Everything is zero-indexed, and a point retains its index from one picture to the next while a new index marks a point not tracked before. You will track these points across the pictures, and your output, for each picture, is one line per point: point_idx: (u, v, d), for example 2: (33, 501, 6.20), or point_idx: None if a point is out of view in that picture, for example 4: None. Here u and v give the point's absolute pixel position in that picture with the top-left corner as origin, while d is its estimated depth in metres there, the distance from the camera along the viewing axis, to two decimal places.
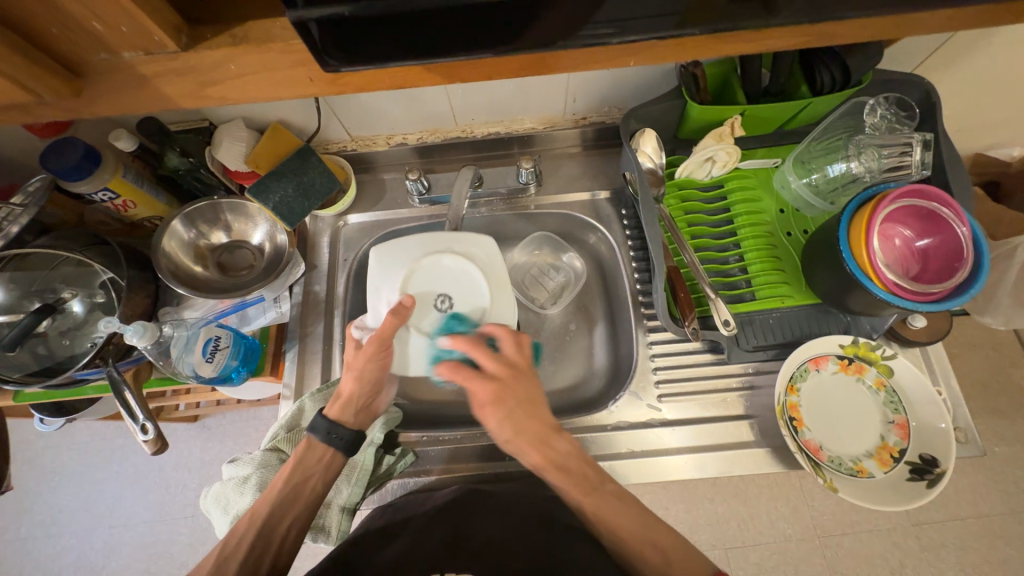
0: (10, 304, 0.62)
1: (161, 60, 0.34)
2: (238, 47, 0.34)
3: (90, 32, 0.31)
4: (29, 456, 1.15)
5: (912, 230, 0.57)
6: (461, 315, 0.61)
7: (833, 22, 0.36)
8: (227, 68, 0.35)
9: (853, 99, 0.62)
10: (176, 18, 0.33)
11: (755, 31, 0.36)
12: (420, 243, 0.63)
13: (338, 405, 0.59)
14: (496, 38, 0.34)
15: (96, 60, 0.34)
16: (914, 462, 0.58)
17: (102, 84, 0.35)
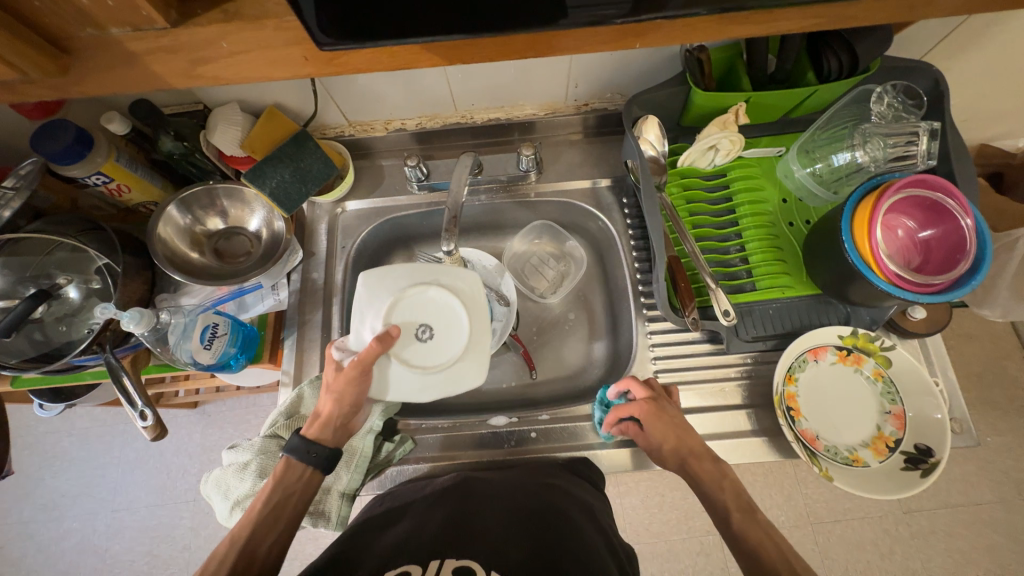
0: (4, 289, 0.61)
1: (149, 37, 0.33)
2: (231, 24, 0.33)
3: (75, 5, 0.30)
4: (29, 441, 1.16)
5: (915, 221, 0.57)
6: (443, 348, 0.56)
7: (847, 3, 0.35)
8: (219, 45, 0.34)
9: (858, 88, 0.62)
10: None
11: (764, 12, 0.35)
12: (409, 270, 0.57)
13: (316, 424, 0.56)
14: (497, 18, 0.33)
15: (83, 36, 0.33)
16: (909, 452, 0.58)
17: (90, 62, 0.34)
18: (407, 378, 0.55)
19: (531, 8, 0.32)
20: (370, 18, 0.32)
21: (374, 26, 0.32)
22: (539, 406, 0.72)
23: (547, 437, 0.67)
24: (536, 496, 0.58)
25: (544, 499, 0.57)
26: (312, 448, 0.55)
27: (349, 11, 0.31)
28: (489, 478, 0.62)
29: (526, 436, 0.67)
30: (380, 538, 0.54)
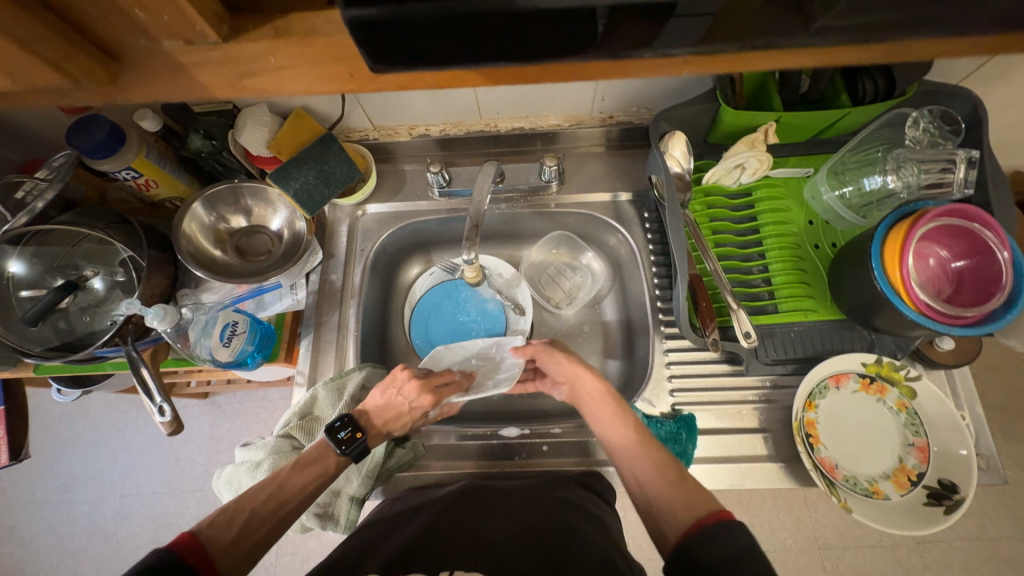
0: (33, 279, 0.62)
1: (200, 50, 0.34)
2: (280, 41, 0.33)
3: (130, 18, 0.31)
4: (46, 423, 1.18)
5: (949, 251, 0.55)
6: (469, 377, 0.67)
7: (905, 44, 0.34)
8: (266, 60, 0.34)
9: (894, 111, 0.60)
10: (217, 7, 0.32)
11: (814, 48, 0.35)
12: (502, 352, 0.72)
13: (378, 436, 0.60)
14: (545, 46, 0.32)
15: (134, 47, 0.33)
16: (932, 487, 0.57)
17: (138, 71, 0.35)
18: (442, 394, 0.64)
19: (580, 39, 0.32)
20: (416, 41, 0.31)
21: (419, 49, 0.32)
22: (550, 419, 0.72)
23: (558, 451, 0.66)
24: (546, 509, 0.57)
25: (554, 514, 0.56)
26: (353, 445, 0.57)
27: (398, 37, 0.31)
28: (494, 486, 0.62)
29: (537, 449, 0.66)
30: (389, 542, 0.54)
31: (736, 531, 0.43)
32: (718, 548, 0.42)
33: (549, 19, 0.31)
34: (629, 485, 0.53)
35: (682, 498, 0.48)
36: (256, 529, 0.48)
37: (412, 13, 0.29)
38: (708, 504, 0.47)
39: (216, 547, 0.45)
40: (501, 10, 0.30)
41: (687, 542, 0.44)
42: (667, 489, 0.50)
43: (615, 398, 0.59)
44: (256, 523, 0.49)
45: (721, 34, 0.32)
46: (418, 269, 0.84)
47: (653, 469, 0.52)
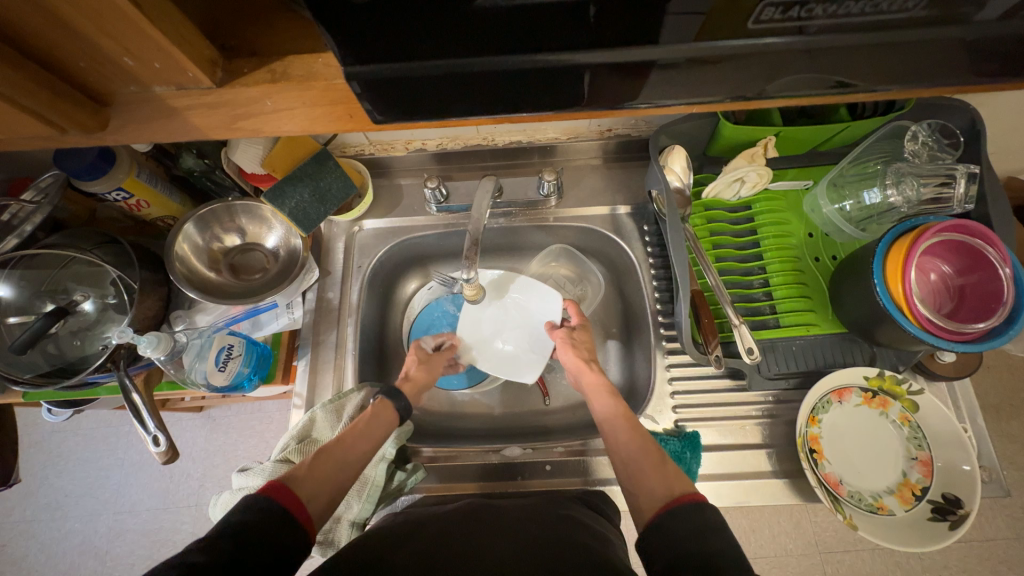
0: (22, 304, 0.61)
1: (193, 94, 0.32)
2: (278, 84, 0.32)
3: (120, 66, 0.30)
4: (35, 440, 1.15)
5: (951, 266, 0.55)
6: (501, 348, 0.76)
7: (919, 88, 0.33)
8: (263, 103, 0.33)
9: (893, 124, 0.60)
10: (211, 51, 0.31)
11: (830, 94, 0.34)
12: (536, 330, 0.76)
13: (410, 386, 0.66)
14: (556, 95, 0.32)
15: (124, 91, 0.32)
16: (936, 502, 0.56)
17: (130, 115, 0.34)
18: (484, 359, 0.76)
19: (590, 89, 0.31)
20: (424, 98, 0.31)
21: (424, 103, 0.31)
22: (552, 436, 0.71)
23: (561, 470, 0.65)
24: (551, 525, 0.55)
25: (563, 531, 0.54)
26: (397, 396, 0.62)
27: (404, 88, 0.30)
28: (499, 505, 0.60)
29: (540, 468, 0.66)
30: (393, 555, 0.51)
31: (706, 511, 0.45)
32: (685, 528, 0.45)
33: (561, 77, 0.30)
34: (614, 461, 0.56)
35: (662, 477, 0.50)
36: (333, 478, 0.52)
37: (420, 69, 0.29)
38: (684, 486, 0.50)
39: (303, 492, 0.48)
40: (515, 66, 0.29)
41: (659, 518, 0.47)
42: (646, 470, 0.52)
43: (615, 391, 0.62)
44: (332, 478, 0.52)
45: (733, 82, 0.32)
46: (416, 284, 0.84)
47: (643, 451, 0.54)
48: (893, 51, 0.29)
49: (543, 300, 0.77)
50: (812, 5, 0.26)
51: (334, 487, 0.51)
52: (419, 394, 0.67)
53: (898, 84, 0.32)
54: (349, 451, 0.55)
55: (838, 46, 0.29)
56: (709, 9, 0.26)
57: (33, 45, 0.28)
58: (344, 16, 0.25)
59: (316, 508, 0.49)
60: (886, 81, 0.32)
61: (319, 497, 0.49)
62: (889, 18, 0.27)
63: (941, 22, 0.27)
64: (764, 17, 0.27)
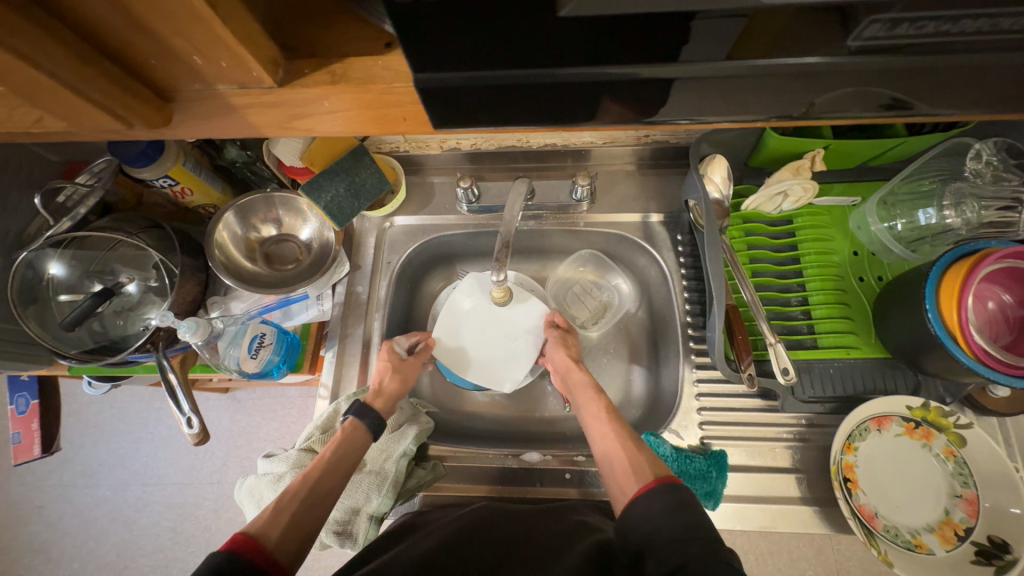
0: (72, 282, 0.64)
1: (253, 93, 0.33)
2: (336, 87, 0.32)
3: (188, 64, 0.30)
4: (74, 409, 1.21)
5: (1012, 295, 0.52)
6: (481, 357, 0.73)
7: (1004, 112, 0.31)
8: (320, 104, 0.33)
9: (953, 140, 0.57)
10: (275, 52, 0.32)
11: (896, 114, 0.32)
12: (516, 339, 0.73)
13: (380, 399, 0.64)
14: (608, 107, 0.31)
15: (188, 88, 0.33)
16: (981, 544, 0.53)
17: (189, 110, 0.35)
18: (463, 365, 0.73)
19: (642, 102, 0.30)
20: (477, 108, 0.31)
21: (477, 110, 0.31)
22: (571, 444, 0.71)
23: (578, 479, 0.64)
24: (565, 534, 0.54)
25: (574, 538, 0.53)
26: (365, 412, 0.61)
27: (457, 96, 0.30)
28: (515, 508, 0.60)
29: (559, 476, 0.65)
30: (409, 553, 0.52)
31: (678, 490, 0.48)
32: (663, 505, 0.47)
33: (615, 89, 0.29)
34: (596, 454, 0.58)
35: (633, 464, 0.53)
36: (301, 521, 0.50)
37: (476, 78, 0.28)
38: (657, 469, 0.53)
39: (269, 540, 0.47)
40: (570, 80, 0.28)
41: (633, 502, 0.49)
42: (621, 461, 0.54)
43: (599, 387, 0.64)
44: (301, 520, 0.50)
45: (796, 98, 0.30)
46: (442, 282, 0.84)
47: (619, 443, 0.56)
48: (969, 76, 0.27)
49: (522, 309, 0.75)
50: (895, 24, 0.24)
51: (309, 524, 0.50)
52: (392, 405, 0.65)
53: (970, 109, 0.30)
54: (318, 487, 0.53)
55: (915, 67, 0.27)
56: (750, 12, 0.25)
57: (105, 41, 0.29)
58: (407, 24, 0.25)
59: (286, 553, 0.47)
60: (956, 106, 0.30)
61: (287, 543, 0.48)
62: (976, 40, 0.25)
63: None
64: (866, 34, 0.25)
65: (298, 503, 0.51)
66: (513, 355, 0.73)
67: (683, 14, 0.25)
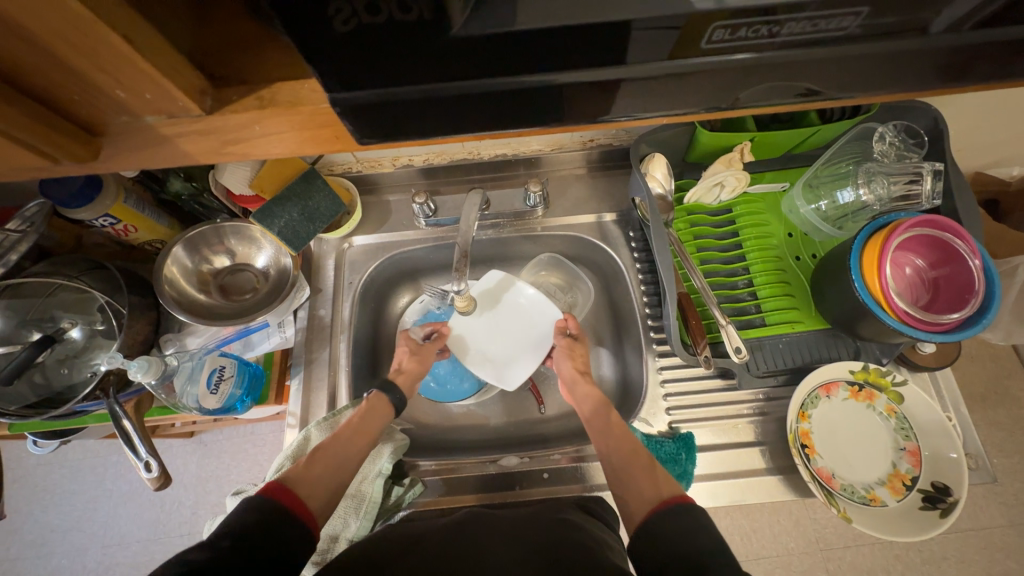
0: (7, 334, 0.60)
1: (183, 123, 0.33)
2: (266, 111, 0.33)
3: (111, 98, 0.31)
4: (19, 475, 1.12)
5: (924, 260, 0.57)
6: (489, 351, 0.74)
7: (880, 95, 0.35)
8: (252, 128, 0.34)
9: (860, 126, 0.63)
10: (201, 81, 0.32)
11: (798, 101, 0.35)
12: (526, 339, 0.74)
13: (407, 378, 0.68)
14: (538, 113, 0.33)
15: (116, 122, 0.33)
16: (926, 490, 0.58)
17: (120, 145, 0.35)
18: (476, 354, 0.74)
19: (567, 105, 0.33)
20: (412, 122, 0.32)
21: (414, 124, 0.32)
22: (549, 444, 0.72)
23: (559, 477, 0.65)
24: (547, 531, 0.55)
25: (558, 536, 0.53)
26: (389, 389, 0.64)
27: (386, 112, 0.31)
28: (498, 513, 0.60)
29: (537, 476, 0.65)
30: (396, 564, 0.51)
31: (694, 512, 0.47)
32: (676, 527, 0.46)
33: (542, 97, 0.32)
34: (603, 462, 0.58)
35: (650, 481, 0.52)
36: (331, 476, 0.53)
37: (403, 93, 0.30)
38: (672, 487, 0.52)
39: (302, 490, 0.49)
40: (496, 89, 0.30)
41: (649, 522, 0.48)
42: (636, 472, 0.54)
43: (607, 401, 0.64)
44: (331, 475, 0.53)
45: (706, 95, 0.33)
46: (408, 298, 0.84)
47: (633, 455, 0.56)
48: (849, 65, 0.31)
49: (537, 312, 0.75)
50: (798, 23, 0.28)
51: (334, 483, 0.53)
52: (412, 385, 0.69)
53: (862, 92, 0.34)
54: (343, 451, 0.55)
55: (810, 60, 0.31)
56: (679, 18, 0.27)
57: (25, 80, 0.29)
58: (327, 46, 0.26)
59: (316, 502, 0.50)
60: (849, 90, 0.33)
61: (319, 493, 0.50)
62: (845, 34, 0.29)
63: (911, 35, 0.29)
64: (716, 38, 0.28)
65: (329, 457, 0.54)
66: (522, 354, 0.74)
67: (609, 23, 0.27)
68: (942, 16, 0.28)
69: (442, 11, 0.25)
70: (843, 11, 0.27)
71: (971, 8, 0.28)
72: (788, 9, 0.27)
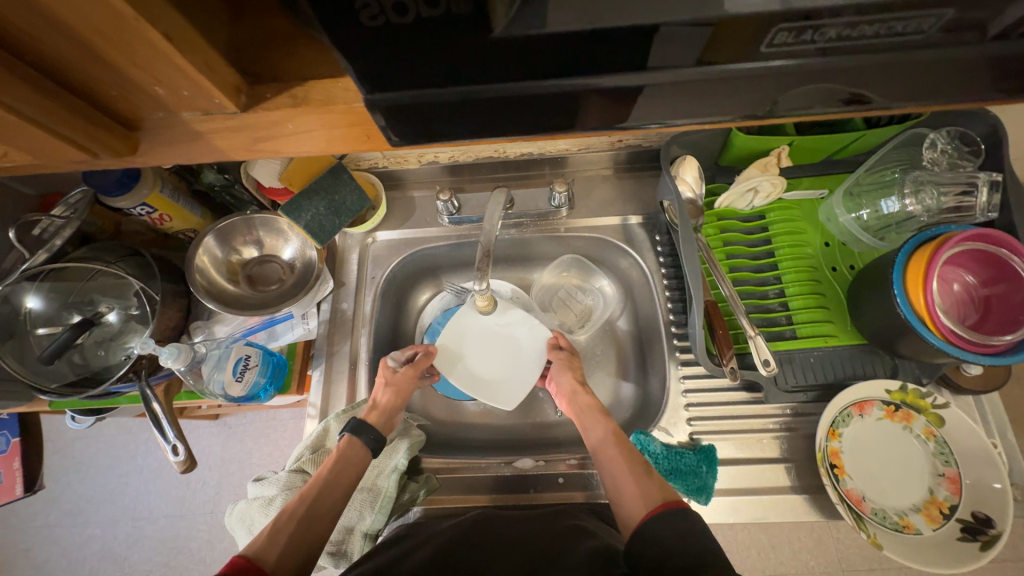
0: (50, 315, 0.63)
1: (218, 119, 0.34)
2: (298, 109, 0.33)
3: (150, 94, 0.31)
4: (59, 446, 1.18)
5: (975, 277, 0.54)
6: (478, 371, 0.73)
7: (939, 104, 0.33)
8: (284, 126, 0.34)
9: (910, 131, 0.59)
10: (236, 78, 0.32)
11: (847, 107, 0.33)
12: (520, 356, 0.74)
13: (379, 416, 0.63)
14: (570, 115, 0.32)
15: (154, 118, 0.34)
16: (965, 521, 0.54)
17: (157, 139, 0.35)
18: (463, 375, 0.72)
19: (600, 108, 0.31)
20: (441, 123, 0.32)
21: (443, 125, 0.32)
22: (564, 448, 0.71)
23: (573, 483, 0.64)
24: (558, 537, 0.54)
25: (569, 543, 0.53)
26: (362, 429, 0.60)
27: (416, 113, 0.31)
28: (511, 515, 0.60)
29: (551, 481, 0.65)
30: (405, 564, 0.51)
31: (688, 516, 0.47)
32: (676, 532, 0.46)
33: (576, 100, 0.31)
34: (603, 477, 0.56)
35: (641, 487, 0.52)
36: (301, 539, 0.51)
37: (433, 95, 0.29)
38: (666, 493, 0.52)
39: (267, 561, 0.48)
40: (529, 91, 0.30)
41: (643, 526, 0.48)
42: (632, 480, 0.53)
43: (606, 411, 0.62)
44: (299, 540, 0.51)
45: (747, 100, 0.31)
46: (428, 295, 0.84)
47: (634, 466, 0.54)
48: (905, 71, 0.29)
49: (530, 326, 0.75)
50: (853, 26, 0.26)
51: (305, 546, 0.51)
52: (389, 419, 0.64)
53: (917, 100, 0.32)
54: (312, 512, 0.53)
55: (865, 65, 0.29)
56: (723, 22, 0.26)
57: (69, 75, 0.30)
58: (359, 46, 0.26)
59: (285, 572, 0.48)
60: (903, 97, 0.31)
61: (285, 563, 0.48)
62: (904, 39, 0.27)
63: (976, 41, 0.27)
64: (777, 41, 0.27)
65: (296, 521, 0.52)
66: (516, 372, 0.73)
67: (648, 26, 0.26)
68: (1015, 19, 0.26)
69: (475, 12, 0.24)
70: (904, 14, 0.25)
71: None
72: (842, 12, 0.25)
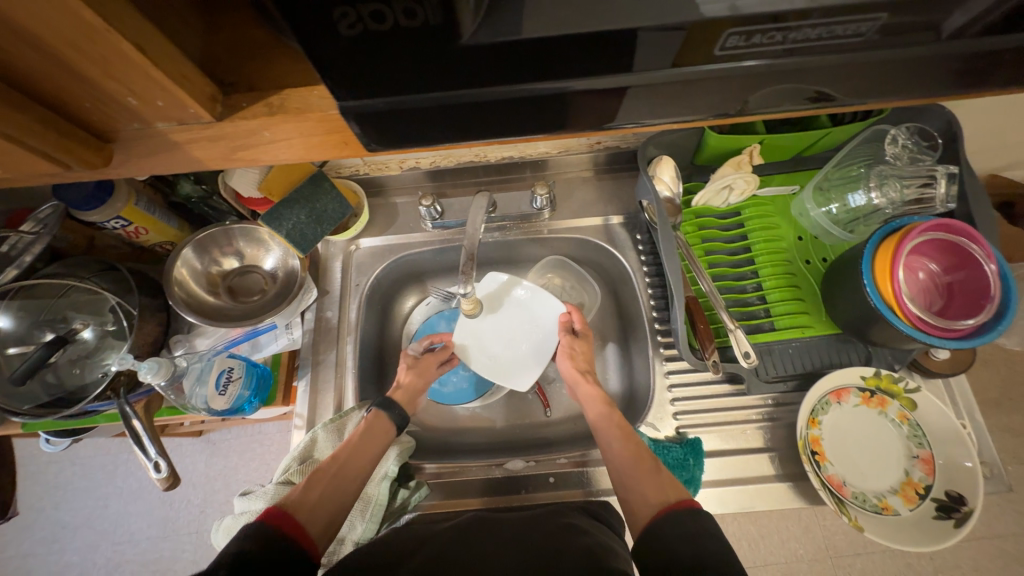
0: (20, 334, 0.61)
1: (193, 129, 0.33)
2: (275, 118, 0.33)
3: (123, 105, 0.31)
4: (32, 471, 1.14)
5: (938, 264, 0.56)
6: (494, 355, 0.75)
7: (895, 101, 0.34)
8: (261, 134, 0.34)
9: (874, 127, 0.62)
10: (211, 88, 0.32)
11: (808, 106, 0.35)
12: (531, 339, 0.75)
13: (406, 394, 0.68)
14: (545, 118, 0.33)
15: (128, 129, 0.34)
16: (940, 500, 0.56)
17: (132, 150, 0.35)
18: (480, 361, 0.74)
19: (574, 111, 0.32)
20: (418, 129, 0.32)
21: (420, 130, 0.32)
22: (554, 447, 0.72)
23: (564, 482, 0.65)
24: (553, 535, 0.54)
25: (564, 540, 0.53)
26: (389, 406, 0.64)
27: (394, 118, 0.31)
28: (504, 516, 0.60)
29: (543, 481, 0.65)
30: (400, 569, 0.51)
31: (700, 516, 0.47)
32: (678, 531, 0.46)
33: (550, 104, 0.31)
34: (606, 457, 0.58)
35: (655, 485, 0.52)
36: (331, 498, 0.53)
37: (410, 101, 0.30)
38: (680, 491, 0.51)
39: (301, 512, 0.50)
40: (504, 96, 0.30)
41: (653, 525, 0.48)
42: (638, 475, 0.53)
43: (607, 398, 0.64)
44: (329, 500, 0.52)
45: (714, 101, 0.33)
46: (413, 301, 0.84)
47: (634, 453, 0.56)
48: (859, 71, 0.31)
49: (541, 310, 0.76)
50: (808, 29, 0.27)
51: (330, 511, 0.52)
52: (413, 399, 0.68)
53: (873, 97, 0.33)
54: (341, 475, 0.55)
55: (822, 66, 0.30)
56: (685, 26, 0.27)
57: (37, 88, 0.29)
58: (335, 54, 0.26)
59: (315, 529, 0.50)
60: (859, 96, 0.33)
61: (318, 515, 0.51)
62: (857, 40, 0.28)
63: (921, 42, 0.29)
64: (729, 44, 0.28)
65: (328, 481, 0.54)
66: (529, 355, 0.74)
67: (617, 30, 0.27)
68: (956, 21, 0.28)
69: (449, 21, 0.25)
70: (855, 18, 0.27)
71: (988, 13, 0.27)
72: (798, 17, 0.27)
